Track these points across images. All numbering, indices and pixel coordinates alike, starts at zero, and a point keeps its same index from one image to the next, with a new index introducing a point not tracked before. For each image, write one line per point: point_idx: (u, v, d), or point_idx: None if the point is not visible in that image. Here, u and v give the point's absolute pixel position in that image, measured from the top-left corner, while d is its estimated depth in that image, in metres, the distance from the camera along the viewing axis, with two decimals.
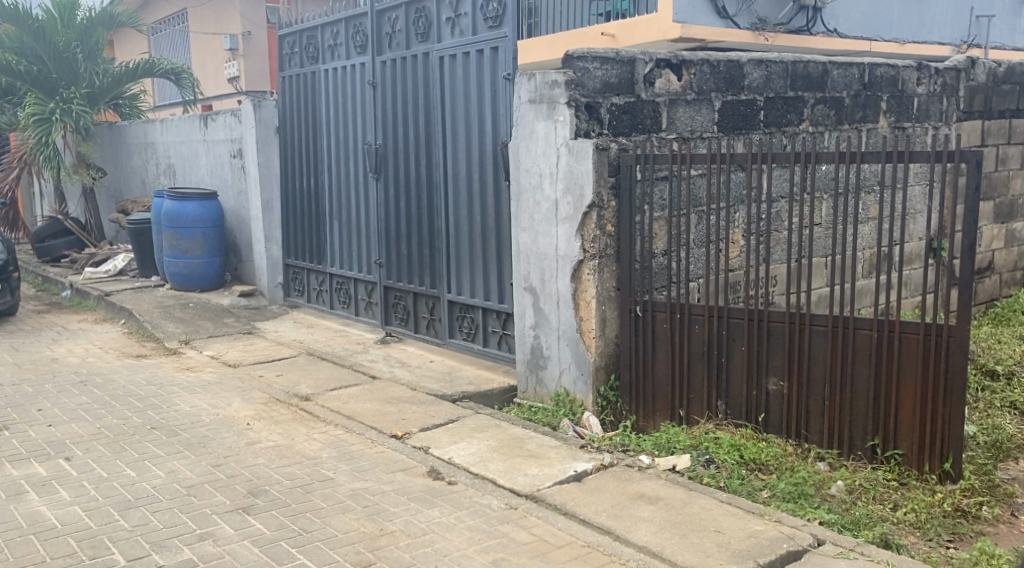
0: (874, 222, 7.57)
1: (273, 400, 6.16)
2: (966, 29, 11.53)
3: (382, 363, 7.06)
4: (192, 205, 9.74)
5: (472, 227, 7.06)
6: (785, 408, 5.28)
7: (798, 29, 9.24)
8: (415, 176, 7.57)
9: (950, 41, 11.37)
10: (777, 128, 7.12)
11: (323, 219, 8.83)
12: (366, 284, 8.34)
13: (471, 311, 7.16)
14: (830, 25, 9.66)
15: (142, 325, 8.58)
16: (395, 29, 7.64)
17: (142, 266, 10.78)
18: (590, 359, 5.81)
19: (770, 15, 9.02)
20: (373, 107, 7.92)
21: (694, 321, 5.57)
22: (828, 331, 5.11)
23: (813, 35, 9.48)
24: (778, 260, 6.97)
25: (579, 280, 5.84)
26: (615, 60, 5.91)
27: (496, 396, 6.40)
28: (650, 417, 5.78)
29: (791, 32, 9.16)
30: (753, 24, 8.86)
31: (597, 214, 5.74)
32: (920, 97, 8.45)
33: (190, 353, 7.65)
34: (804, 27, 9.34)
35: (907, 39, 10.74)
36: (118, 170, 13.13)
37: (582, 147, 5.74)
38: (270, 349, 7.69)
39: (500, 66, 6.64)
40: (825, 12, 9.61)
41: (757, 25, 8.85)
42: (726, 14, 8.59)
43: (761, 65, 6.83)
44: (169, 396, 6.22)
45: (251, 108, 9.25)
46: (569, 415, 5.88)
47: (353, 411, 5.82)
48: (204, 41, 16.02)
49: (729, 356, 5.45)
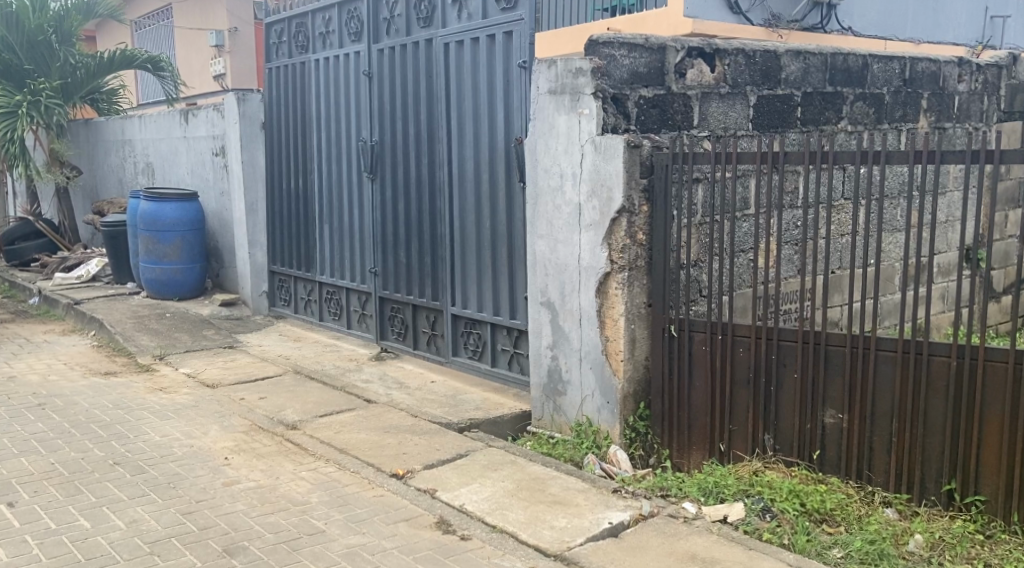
0: (907, 232, 7.03)
1: (256, 429, 5.44)
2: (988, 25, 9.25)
3: (378, 385, 6.34)
4: (170, 206, 9.01)
5: (480, 233, 6.34)
6: (843, 444, 4.60)
7: (814, 27, 7.13)
8: (415, 179, 6.85)
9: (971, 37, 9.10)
10: (815, 126, 6.43)
11: (313, 223, 8.11)
12: (359, 294, 7.62)
13: (477, 327, 6.44)
14: (845, 22, 7.52)
15: (113, 338, 7.83)
16: (394, 14, 6.93)
17: (118, 271, 10.04)
18: (617, 387, 5.11)
19: (783, 11, 6.93)
20: (370, 100, 7.22)
21: (739, 343, 4.87)
22: (896, 358, 4.42)
23: (829, 34, 7.29)
24: (817, 270, 6.36)
25: (605, 296, 5.14)
26: (645, 47, 5.26)
27: (507, 424, 5.68)
28: (687, 454, 5.08)
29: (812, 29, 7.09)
30: (768, 20, 6.75)
31: (627, 221, 5.04)
32: (961, 95, 7.78)
33: (165, 371, 6.90)
34: (818, 25, 7.23)
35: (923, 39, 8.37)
36: (93, 169, 12.39)
37: (611, 143, 5.03)
38: (253, 367, 6.96)
39: (514, 53, 5.93)
40: (840, 8, 7.49)
41: (770, 21, 6.75)
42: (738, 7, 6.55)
43: (800, 56, 6.17)
44: (137, 424, 5.47)
45: (234, 102, 8.52)
46: (593, 450, 5.15)
47: (346, 443, 5.10)
48: (188, 37, 15.26)
49: (780, 384, 4.76)
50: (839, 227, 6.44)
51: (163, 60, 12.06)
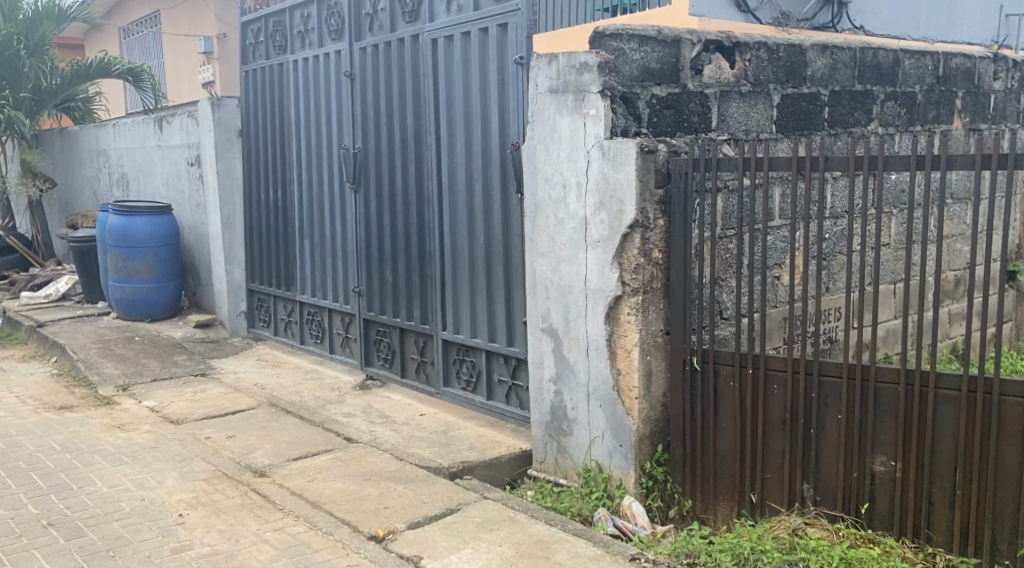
0: (945, 242, 6.40)
1: (219, 475, 4.79)
2: (1003, 24, 7.96)
3: (360, 420, 5.69)
4: (140, 220, 8.37)
5: (473, 249, 5.68)
6: (897, 497, 3.94)
7: (824, 27, 6.13)
8: (401, 190, 6.20)
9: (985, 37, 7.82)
10: (843, 128, 5.78)
11: (293, 238, 7.47)
12: (342, 315, 6.97)
13: (471, 354, 5.78)
14: (857, 21, 6.42)
15: (75, 365, 7.17)
16: (377, 8, 6.30)
17: (88, 289, 9.39)
18: (631, 428, 4.44)
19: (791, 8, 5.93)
20: (352, 103, 6.58)
21: (772, 378, 4.22)
22: (960, 399, 3.76)
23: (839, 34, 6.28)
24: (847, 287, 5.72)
25: (615, 323, 4.49)
26: (657, 40, 4.63)
27: (505, 467, 5.02)
28: (712, 504, 4.43)
29: (822, 31, 6.12)
30: (776, 20, 5.77)
31: (640, 237, 4.38)
32: (997, 93, 7.14)
33: (126, 404, 6.23)
34: (829, 26, 6.20)
35: (942, 39, 7.18)
36: (68, 181, 11.74)
37: (623, 148, 4.36)
38: (225, 398, 6.30)
39: (510, 48, 5.27)
40: (852, 3, 6.39)
41: (780, 20, 5.76)
42: (745, 4, 5.54)
43: (826, 51, 5.53)
44: (83, 471, 4.81)
45: (208, 108, 7.88)
46: (604, 501, 4.49)
47: (319, 495, 4.46)
48: (176, 44, 14.63)
49: (820, 426, 4.10)
50: (869, 238, 5.79)
51: (143, 71, 11.35)
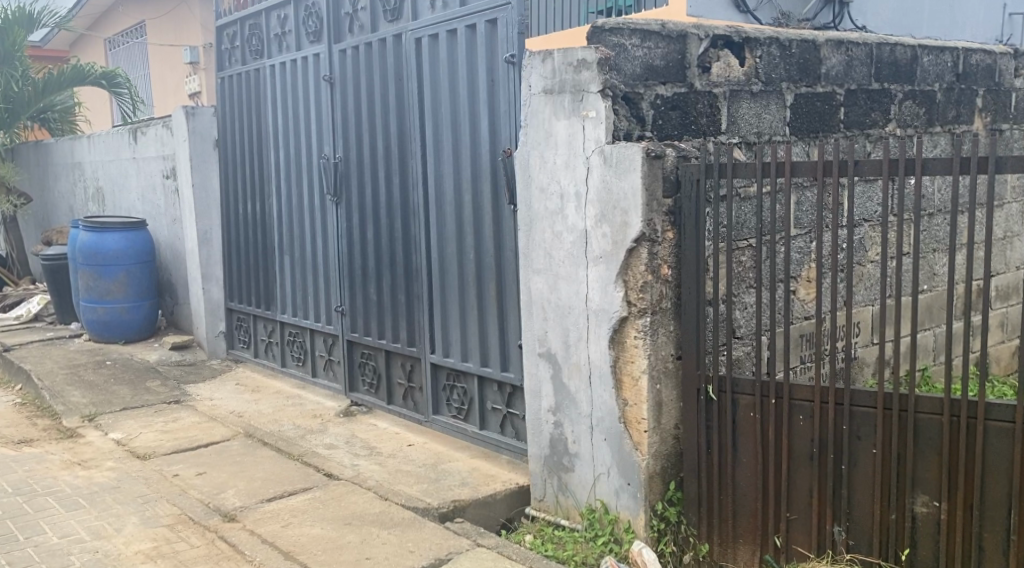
0: (967, 249, 5.94)
1: (184, 520, 4.34)
2: (1009, 23, 7.46)
3: (343, 453, 5.23)
4: (112, 236, 7.92)
5: (464, 264, 5.23)
6: (943, 543, 3.48)
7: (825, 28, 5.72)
8: (385, 203, 5.76)
9: (990, 36, 7.27)
10: (860, 131, 5.30)
11: (272, 255, 7.02)
12: (325, 337, 6.51)
13: (462, 380, 5.33)
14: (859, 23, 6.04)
15: (40, 394, 6.71)
16: (357, 7, 5.87)
17: (61, 310, 8.95)
18: (640, 465, 4.00)
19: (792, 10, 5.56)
20: (331, 110, 6.15)
21: (798, 408, 3.76)
22: (1014, 432, 3.31)
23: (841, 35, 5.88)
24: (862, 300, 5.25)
25: (621, 348, 4.04)
26: (661, 36, 4.19)
27: (501, 505, 4.56)
28: (732, 548, 3.98)
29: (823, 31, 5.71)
30: (777, 21, 5.44)
31: (648, 251, 3.94)
32: (1018, 91, 6.67)
33: (91, 437, 5.76)
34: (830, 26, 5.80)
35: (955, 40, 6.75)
36: (44, 196, 11.28)
37: (626, 154, 3.92)
38: (198, 428, 5.84)
39: (500, 46, 4.83)
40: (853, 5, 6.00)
41: (781, 20, 5.42)
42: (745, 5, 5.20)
43: (841, 47, 5.06)
44: (34, 519, 4.36)
45: (181, 117, 7.43)
46: (610, 546, 4.05)
47: (293, 543, 4.01)
48: (160, 54, 14.17)
49: (852, 461, 3.65)
50: (888, 247, 5.33)
51: (118, 74, 10.94)
